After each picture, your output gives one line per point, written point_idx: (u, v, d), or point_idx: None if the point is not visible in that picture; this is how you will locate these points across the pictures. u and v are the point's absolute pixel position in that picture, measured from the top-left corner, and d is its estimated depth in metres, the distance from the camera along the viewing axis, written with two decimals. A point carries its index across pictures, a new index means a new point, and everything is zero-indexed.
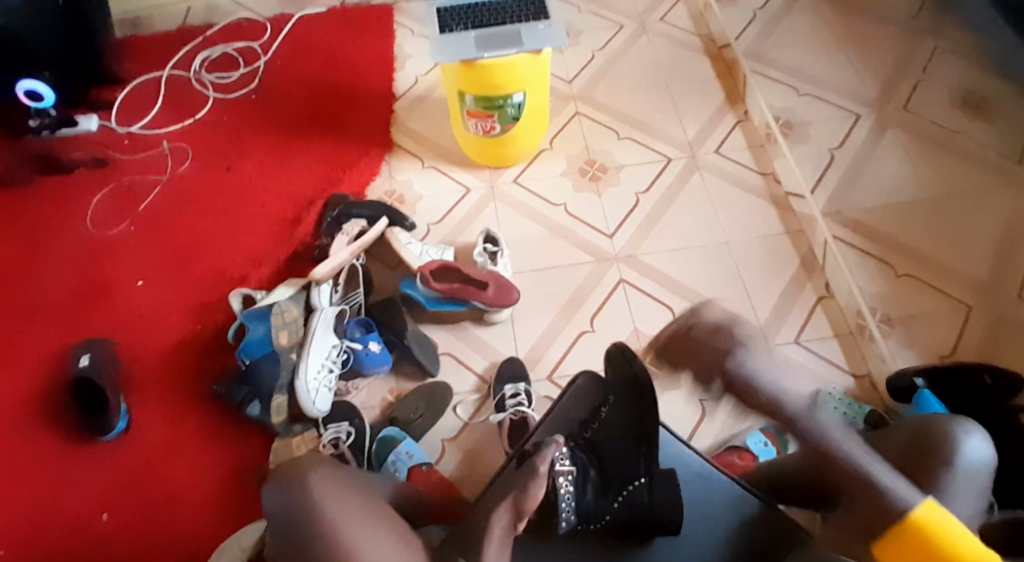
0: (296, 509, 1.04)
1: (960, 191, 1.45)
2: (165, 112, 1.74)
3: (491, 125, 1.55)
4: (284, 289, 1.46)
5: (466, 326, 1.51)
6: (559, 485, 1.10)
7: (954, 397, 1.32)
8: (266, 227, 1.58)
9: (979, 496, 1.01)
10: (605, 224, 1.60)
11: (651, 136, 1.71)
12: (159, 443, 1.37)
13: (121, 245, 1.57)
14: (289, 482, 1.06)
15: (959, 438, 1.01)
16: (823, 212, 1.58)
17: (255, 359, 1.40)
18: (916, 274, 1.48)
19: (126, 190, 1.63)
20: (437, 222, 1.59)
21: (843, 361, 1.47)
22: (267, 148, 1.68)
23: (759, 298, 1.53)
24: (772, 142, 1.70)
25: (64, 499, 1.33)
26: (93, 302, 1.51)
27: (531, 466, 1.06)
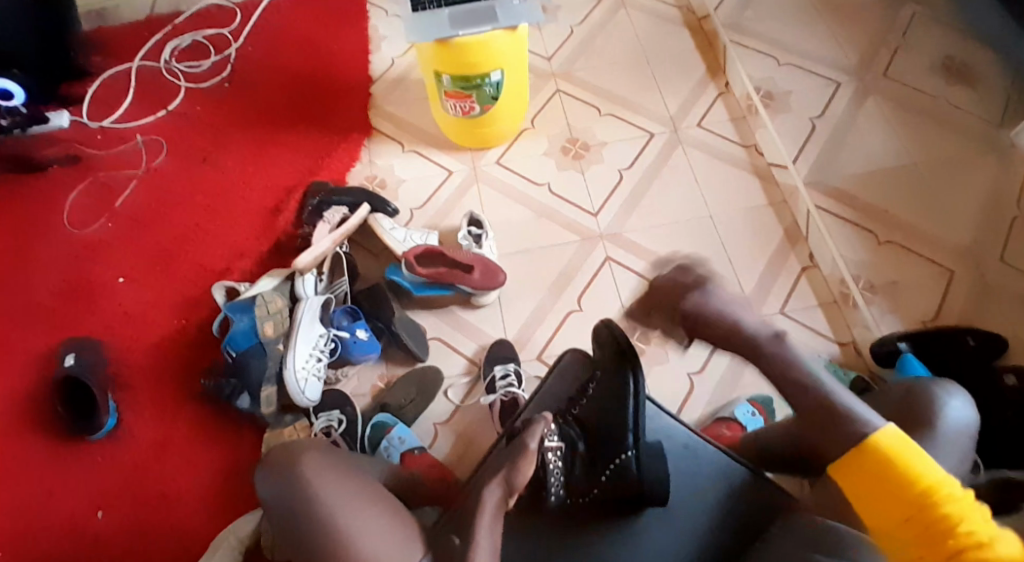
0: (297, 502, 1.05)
1: (941, 158, 1.55)
2: (137, 104, 1.71)
3: (470, 105, 1.53)
4: (267, 280, 1.46)
5: (454, 310, 1.51)
6: (548, 460, 1.13)
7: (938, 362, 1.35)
8: (246, 217, 1.56)
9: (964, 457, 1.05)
10: (589, 203, 1.59)
11: (632, 111, 1.69)
12: (151, 440, 1.38)
13: (100, 242, 1.55)
14: (282, 468, 1.08)
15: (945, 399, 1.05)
16: (805, 182, 1.57)
17: (241, 352, 1.39)
18: (900, 241, 1.50)
19: (103, 186, 1.61)
20: (420, 206, 1.58)
21: (827, 329, 1.47)
22: (245, 137, 1.65)
23: (744, 271, 1.53)
24: (753, 114, 1.67)
25: (59, 501, 1.33)
26: (76, 302, 1.49)
27: (520, 444, 1.09)
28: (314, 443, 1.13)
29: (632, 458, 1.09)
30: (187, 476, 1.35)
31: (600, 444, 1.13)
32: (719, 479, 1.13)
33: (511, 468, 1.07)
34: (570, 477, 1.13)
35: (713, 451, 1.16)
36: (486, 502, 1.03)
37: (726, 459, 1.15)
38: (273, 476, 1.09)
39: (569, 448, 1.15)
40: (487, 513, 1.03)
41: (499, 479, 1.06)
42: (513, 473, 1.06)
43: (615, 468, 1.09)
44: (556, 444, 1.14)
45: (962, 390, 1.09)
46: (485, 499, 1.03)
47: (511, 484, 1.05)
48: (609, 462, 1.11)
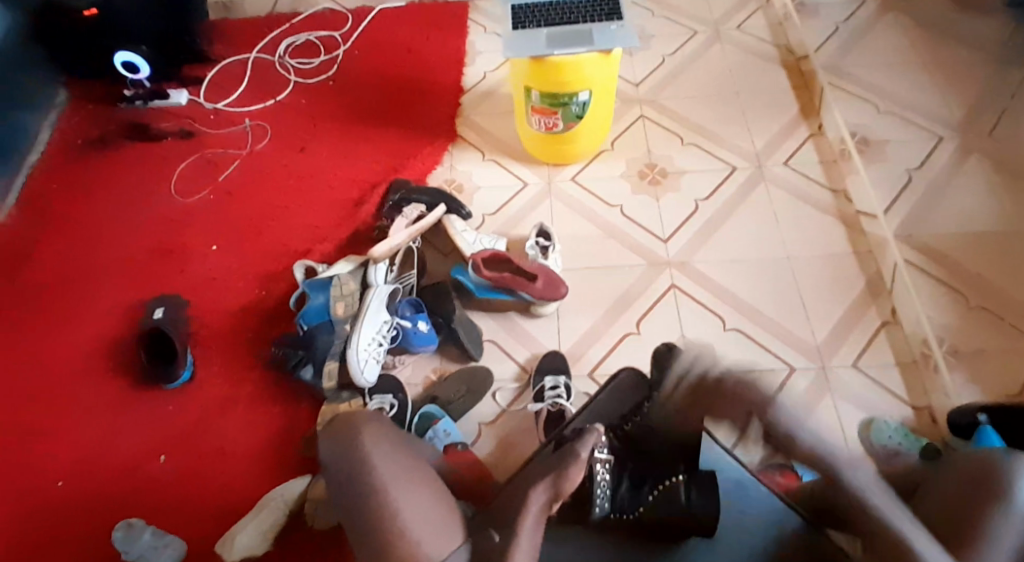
0: (352, 466, 1.16)
1: None
2: (249, 92, 1.87)
3: (555, 122, 1.58)
4: (344, 264, 1.54)
5: (513, 316, 1.54)
6: (596, 472, 1.17)
7: (1016, 438, 1.25)
8: (333, 205, 1.67)
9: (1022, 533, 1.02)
10: (660, 229, 1.59)
11: (715, 143, 1.69)
12: (216, 396, 1.49)
13: (201, 211, 1.70)
14: (346, 437, 1.20)
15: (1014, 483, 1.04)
16: (895, 235, 1.52)
17: (312, 326, 1.48)
18: (993, 309, 1.42)
19: (210, 161, 1.76)
20: (493, 213, 1.63)
21: (903, 392, 1.40)
22: (341, 132, 1.77)
23: (816, 316, 1.48)
24: (846, 159, 1.63)
25: (127, 438, 1.45)
26: (171, 261, 1.64)
27: (572, 452, 1.11)
28: (370, 416, 1.25)
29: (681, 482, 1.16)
30: (245, 434, 1.45)
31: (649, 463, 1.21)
32: (768, 526, 1.19)
33: (559, 474, 1.09)
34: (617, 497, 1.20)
35: (765, 493, 1.22)
36: (533, 503, 1.06)
37: (775, 502, 1.20)
38: (334, 443, 1.21)
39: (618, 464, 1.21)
40: (531, 514, 1.06)
41: (546, 483, 1.08)
42: (561, 479, 1.08)
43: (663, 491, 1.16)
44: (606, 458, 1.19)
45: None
46: (531, 500, 1.06)
47: (558, 490, 1.07)
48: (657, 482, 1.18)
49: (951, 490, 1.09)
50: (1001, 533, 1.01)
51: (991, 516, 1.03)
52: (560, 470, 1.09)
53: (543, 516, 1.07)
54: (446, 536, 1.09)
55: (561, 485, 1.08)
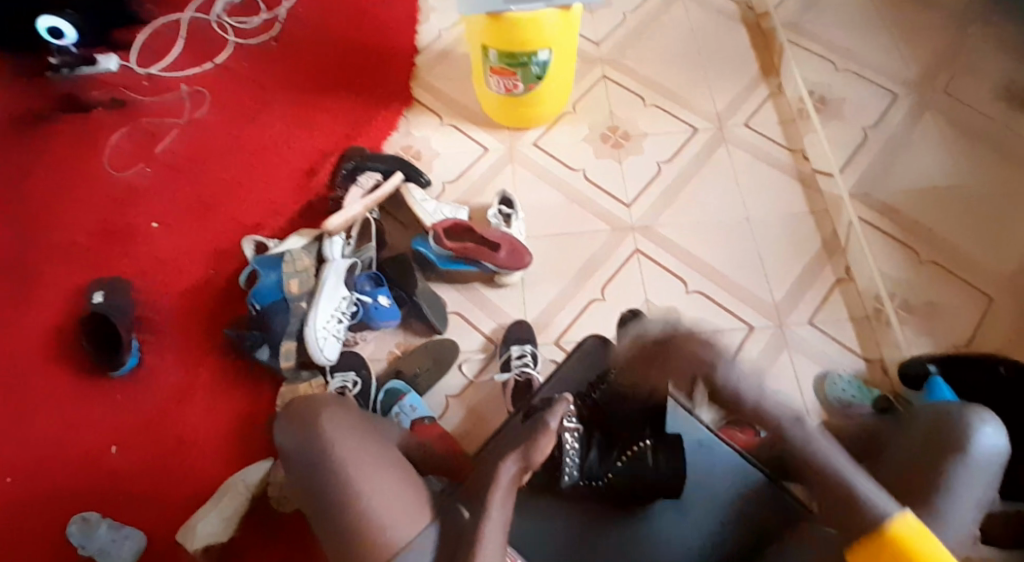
0: (315, 455, 1.09)
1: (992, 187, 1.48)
2: (185, 56, 1.74)
3: (514, 83, 1.52)
4: (297, 238, 1.48)
5: (477, 287, 1.51)
6: (564, 441, 1.10)
7: (966, 387, 1.29)
8: (283, 175, 1.58)
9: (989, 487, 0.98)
10: (624, 194, 1.57)
11: (677, 104, 1.66)
12: (169, 382, 1.41)
13: (139, 186, 1.59)
14: (304, 424, 1.12)
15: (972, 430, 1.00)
16: (850, 193, 1.53)
17: (265, 306, 1.41)
18: (944, 264, 1.45)
19: (147, 132, 1.64)
20: (453, 180, 1.58)
21: (856, 345, 1.42)
22: (289, 97, 1.67)
23: (776, 276, 1.49)
24: (804, 117, 1.63)
25: (76, 431, 1.38)
26: (112, 241, 1.54)
27: (541, 422, 1.05)
28: (328, 401, 1.16)
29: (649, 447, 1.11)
30: (203, 420, 1.38)
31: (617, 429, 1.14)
32: (735, 484, 1.13)
33: (528, 445, 1.04)
34: (585, 465, 1.11)
35: (730, 452, 1.14)
36: (503, 476, 1.01)
37: (742, 462, 1.13)
38: (292, 428, 1.13)
39: (586, 434, 1.13)
40: (502, 486, 1.02)
41: (515, 454, 1.03)
42: (531, 449, 1.03)
43: (632, 455, 1.10)
44: (575, 426, 1.10)
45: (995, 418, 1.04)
46: (500, 472, 1.02)
47: (528, 461, 1.03)
48: (624, 449, 1.12)
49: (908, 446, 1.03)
50: (961, 487, 0.96)
51: (949, 464, 0.98)
52: (530, 440, 1.04)
53: (513, 488, 1.03)
54: (412, 518, 1.03)
55: (532, 455, 1.04)
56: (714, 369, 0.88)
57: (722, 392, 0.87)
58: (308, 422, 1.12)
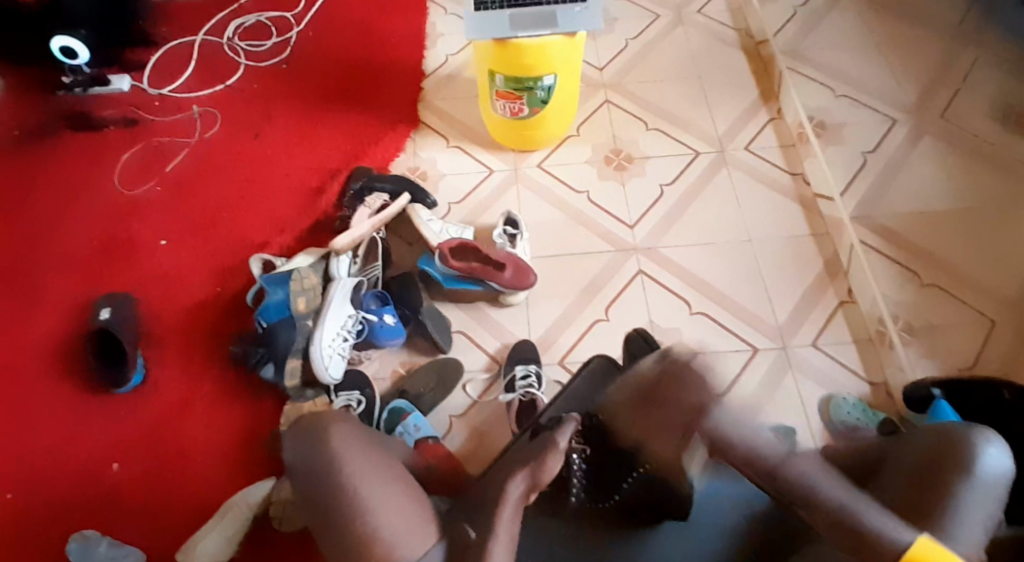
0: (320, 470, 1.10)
1: (995, 204, 1.47)
2: (196, 76, 1.77)
3: (519, 107, 1.55)
4: (304, 257, 1.49)
5: (482, 306, 1.51)
6: (571, 462, 1.12)
7: (969, 408, 1.30)
8: (290, 194, 1.60)
9: (994, 509, 0.99)
10: (627, 215, 1.58)
11: (680, 128, 1.69)
12: (173, 398, 1.41)
13: (146, 204, 1.60)
14: (313, 439, 1.13)
15: (978, 450, 1.01)
16: (851, 216, 1.55)
17: (272, 323, 1.42)
18: (944, 285, 1.47)
19: (156, 151, 1.66)
20: (459, 201, 1.59)
21: (860, 368, 1.44)
22: (298, 118, 1.69)
23: (779, 296, 1.51)
24: (804, 142, 1.66)
25: (78, 446, 1.37)
26: (118, 256, 1.54)
27: (551, 442, 1.07)
28: (334, 415, 1.17)
29: None
30: (206, 437, 1.38)
31: None
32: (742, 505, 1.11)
33: (537, 465, 1.05)
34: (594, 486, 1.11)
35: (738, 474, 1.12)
36: (512, 494, 1.02)
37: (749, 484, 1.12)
38: (302, 440, 1.15)
39: (594, 451, 1.14)
40: (508, 505, 1.02)
41: (524, 473, 1.04)
42: (539, 470, 1.05)
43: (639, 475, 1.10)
44: (582, 447, 1.12)
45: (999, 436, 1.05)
46: (508, 491, 1.02)
47: (536, 481, 1.04)
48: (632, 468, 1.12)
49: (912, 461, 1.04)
50: (970, 506, 0.97)
51: (956, 481, 0.99)
52: (538, 461, 1.06)
53: (522, 506, 1.03)
54: (420, 534, 1.03)
55: (540, 475, 1.05)
56: (705, 416, 0.97)
57: (715, 436, 0.97)
58: (318, 437, 1.13)
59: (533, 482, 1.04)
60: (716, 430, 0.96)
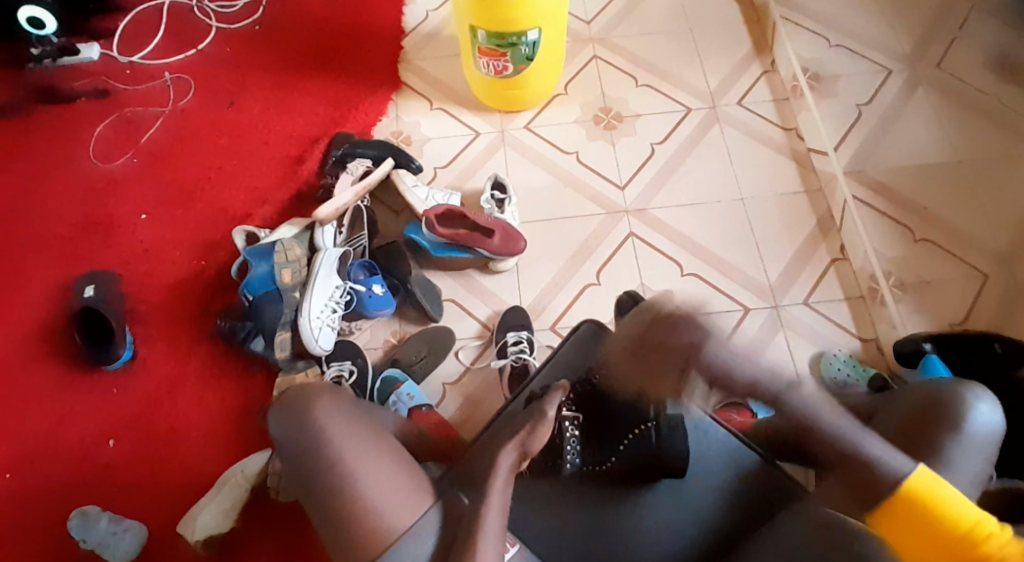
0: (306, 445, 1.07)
1: (1005, 155, 1.42)
2: (166, 41, 1.71)
3: (504, 64, 1.49)
4: (288, 228, 1.47)
5: (471, 274, 1.49)
6: (564, 429, 1.13)
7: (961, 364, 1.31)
8: (270, 165, 1.56)
9: (984, 462, 1.00)
10: (617, 175, 1.55)
11: (670, 84, 1.65)
12: (163, 375, 1.41)
13: (124, 177, 1.56)
14: (294, 409, 1.11)
15: (966, 402, 1.01)
16: (844, 170, 1.53)
17: (257, 297, 1.41)
18: (938, 242, 1.45)
19: (130, 122, 1.62)
20: (445, 165, 1.56)
21: (850, 325, 1.44)
22: (274, 83, 1.64)
23: (770, 256, 1.49)
24: (797, 96, 1.62)
25: (74, 427, 1.37)
26: (98, 234, 1.52)
27: (537, 411, 1.06)
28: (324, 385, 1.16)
29: (650, 429, 1.09)
30: (199, 414, 1.38)
31: (617, 413, 1.12)
32: (727, 460, 1.12)
33: (527, 433, 1.04)
34: (585, 455, 1.12)
35: (722, 432, 1.13)
36: (501, 466, 1.01)
37: (734, 443, 1.12)
38: (284, 416, 1.12)
39: (588, 419, 1.14)
40: (501, 476, 1.02)
41: (514, 442, 1.04)
42: (529, 439, 1.03)
43: (635, 438, 1.09)
44: (573, 413, 1.13)
45: (990, 394, 1.05)
46: (499, 462, 1.02)
47: (525, 450, 1.04)
48: (626, 432, 1.10)
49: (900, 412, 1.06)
50: (957, 456, 0.98)
51: (944, 436, 1.00)
52: (529, 428, 1.04)
53: (513, 476, 1.03)
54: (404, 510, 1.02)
55: (530, 443, 1.04)
56: (700, 352, 0.93)
57: (714, 368, 0.93)
58: (298, 409, 1.11)
59: (520, 449, 1.04)
60: (717, 361, 0.93)
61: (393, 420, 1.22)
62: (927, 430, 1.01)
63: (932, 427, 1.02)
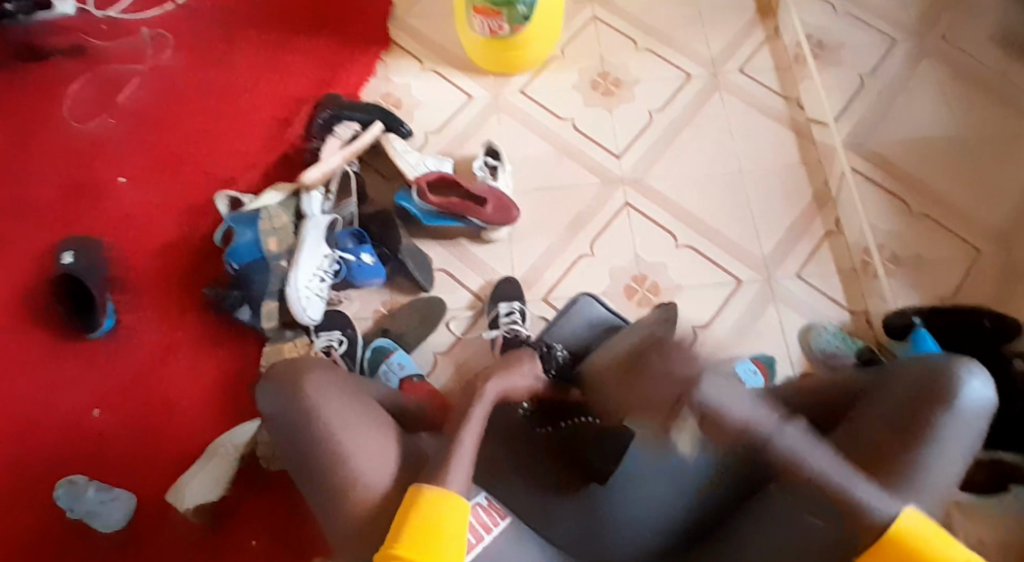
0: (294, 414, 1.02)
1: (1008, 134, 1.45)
2: None
3: (499, 24, 1.43)
4: (273, 193, 1.43)
5: (463, 244, 1.46)
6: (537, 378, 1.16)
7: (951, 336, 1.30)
8: (254, 126, 1.51)
9: (974, 440, 0.91)
10: (614, 144, 1.52)
11: (671, 48, 1.60)
12: (148, 344, 1.38)
13: (103, 139, 1.51)
14: (286, 386, 1.03)
15: (959, 380, 0.90)
16: (844, 144, 1.51)
17: (244, 266, 1.37)
18: (934, 215, 1.44)
19: (109, 80, 1.56)
20: (437, 130, 1.52)
21: (841, 296, 1.42)
22: (257, 40, 1.58)
23: (765, 228, 1.47)
24: (800, 64, 1.58)
25: (57, 394, 1.35)
26: (77, 197, 1.47)
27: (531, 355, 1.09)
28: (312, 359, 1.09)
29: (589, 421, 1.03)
30: (185, 383, 1.36)
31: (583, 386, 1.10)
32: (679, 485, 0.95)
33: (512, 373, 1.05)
34: (537, 409, 1.09)
35: None
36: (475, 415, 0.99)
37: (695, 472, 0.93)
38: (276, 392, 1.05)
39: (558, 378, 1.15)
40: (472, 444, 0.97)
41: (500, 379, 1.03)
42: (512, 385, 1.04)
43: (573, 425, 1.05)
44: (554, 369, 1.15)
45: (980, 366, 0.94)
46: (476, 409, 1.00)
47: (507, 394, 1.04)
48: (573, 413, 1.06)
49: (886, 402, 0.92)
50: (946, 443, 0.88)
51: (937, 416, 0.89)
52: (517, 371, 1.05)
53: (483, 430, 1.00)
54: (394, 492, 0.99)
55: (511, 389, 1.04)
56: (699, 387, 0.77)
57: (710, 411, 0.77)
58: (288, 388, 1.04)
59: (503, 395, 1.03)
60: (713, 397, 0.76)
61: (381, 388, 1.18)
62: (920, 415, 0.90)
63: (924, 408, 0.90)
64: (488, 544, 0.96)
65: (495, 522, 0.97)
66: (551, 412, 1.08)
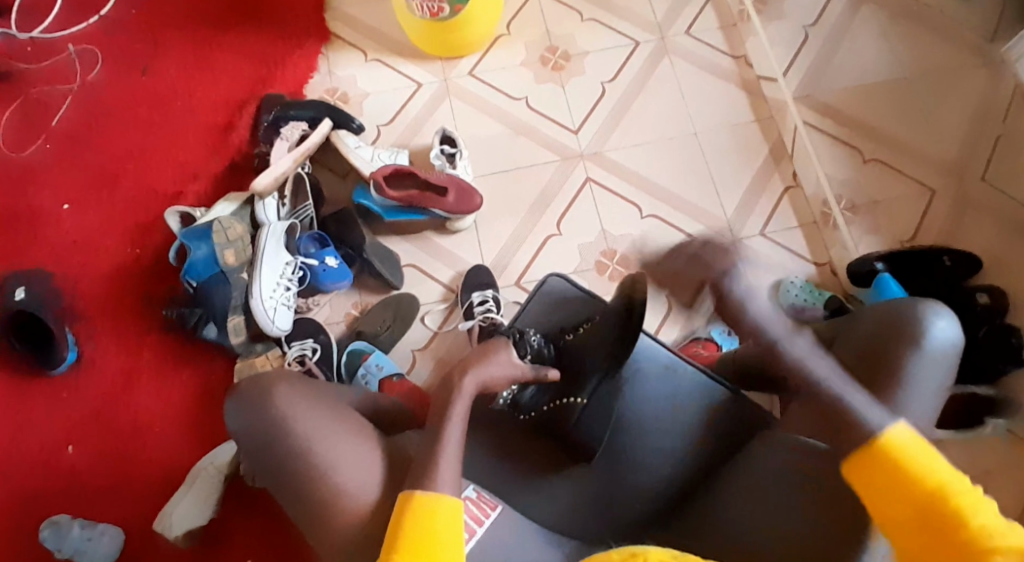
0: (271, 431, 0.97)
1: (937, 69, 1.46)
2: (66, 10, 1.54)
3: (439, 6, 1.38)
4: (225, 204, 1.37)
5: (428, 236, 1.43)
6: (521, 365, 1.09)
7: (910, 276, 1.33)
8: (197, 136, 1.45)
9: (945, 380, 0.94)
10: (570, 119, 1.50)
11: (616, 16, 1.58)
12: (114, 374, 1.32)
13: (38, 166, 1.43)
14: (253, 403, 0.98)
15: (926, 320, 0.94)
16: (794, 96, 1.51)
17: (202, 282, 1.32)
18: (886, 159, 1.46)
19: (37, 103, 1.48)
20: (388, 122, 1.48)
21: (804, 250, 1.45)
22: (189, 44, 1.51)
23: (726, 189, 1.48)
24: (745, 21, 1.58)
25: (25, 437, 1.29)
26: (19, 230, 1.39)
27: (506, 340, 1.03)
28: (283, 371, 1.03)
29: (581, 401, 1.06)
30: (158, 410, 1.31)
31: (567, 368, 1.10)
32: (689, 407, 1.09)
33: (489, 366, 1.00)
34: (522, 397, 1.09)
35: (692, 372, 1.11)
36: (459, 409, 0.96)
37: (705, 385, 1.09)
38: (241, 410, 1.01)
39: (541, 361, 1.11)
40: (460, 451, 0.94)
41: (477, 371, 0.99)
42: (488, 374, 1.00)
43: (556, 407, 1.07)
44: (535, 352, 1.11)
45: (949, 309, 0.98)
46: (456, 404, 0.96)
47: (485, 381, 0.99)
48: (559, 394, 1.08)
49: (859, 340, 0.99)
50: (918, 380, 0.92)
51: (907, 357, 0.93)
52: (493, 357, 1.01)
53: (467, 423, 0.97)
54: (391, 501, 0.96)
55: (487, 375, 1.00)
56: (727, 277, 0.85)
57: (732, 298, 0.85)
58: (259, 401, 0.98)
59: (484, 387, 0.99)
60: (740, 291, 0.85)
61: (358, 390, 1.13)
62: (892, 354, 0.94)
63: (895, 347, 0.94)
64: (483, 535, 0.94)
65: (487, 514, 0.95)
66: (537, 398, 1.08)
